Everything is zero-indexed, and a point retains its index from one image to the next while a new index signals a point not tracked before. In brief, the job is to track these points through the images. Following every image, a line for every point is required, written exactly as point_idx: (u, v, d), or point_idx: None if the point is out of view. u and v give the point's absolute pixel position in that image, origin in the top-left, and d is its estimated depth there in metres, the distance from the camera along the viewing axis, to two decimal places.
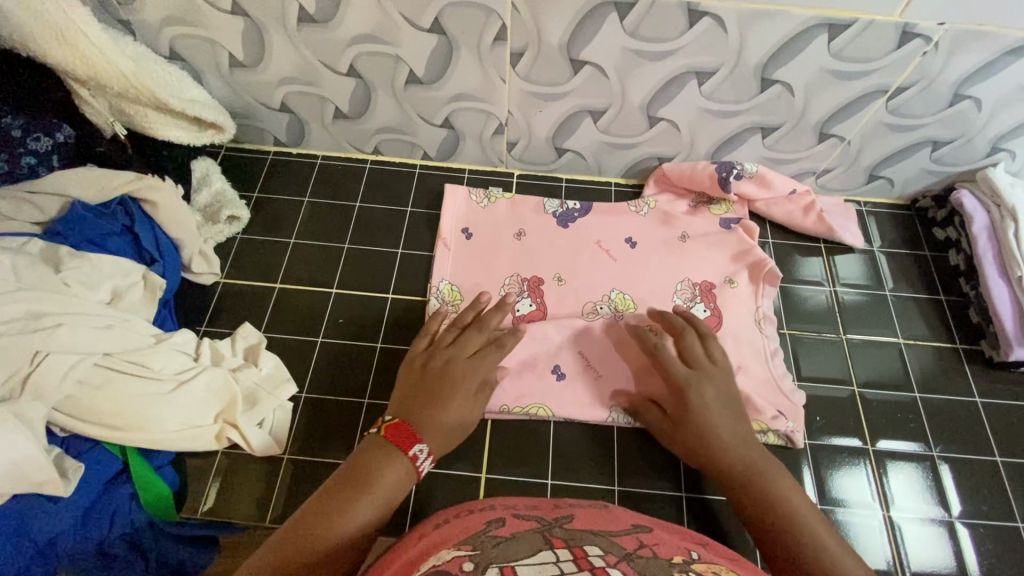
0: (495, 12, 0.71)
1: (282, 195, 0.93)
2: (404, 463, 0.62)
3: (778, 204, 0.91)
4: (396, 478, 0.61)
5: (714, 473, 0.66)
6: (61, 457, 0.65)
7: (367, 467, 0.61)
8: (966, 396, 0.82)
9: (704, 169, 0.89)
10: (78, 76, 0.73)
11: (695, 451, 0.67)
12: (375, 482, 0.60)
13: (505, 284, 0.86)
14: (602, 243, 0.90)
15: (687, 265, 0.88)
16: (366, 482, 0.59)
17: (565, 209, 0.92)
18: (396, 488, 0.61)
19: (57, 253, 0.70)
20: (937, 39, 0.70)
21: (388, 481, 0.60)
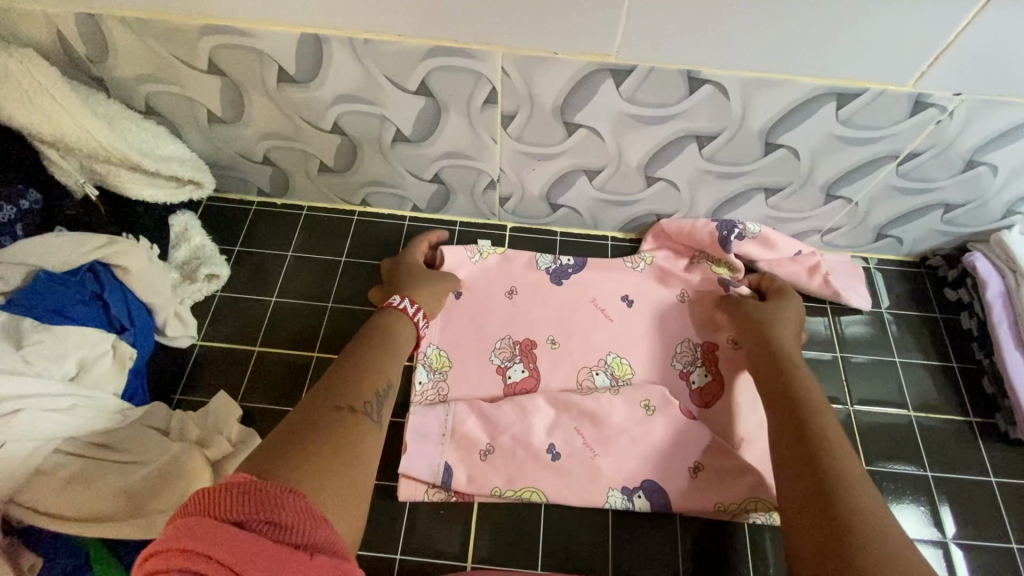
0: (485, 76, 0.67)
1: (265, 248, 0.90)
2: (401, 314, 0.74)
3: (782, 264, 0.86)
4: (404, 330, 0.73)
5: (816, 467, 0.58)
6: (16, 551, 0.61)
7: (380, 328, 0.72)
8: (981, 475, 0.78)
9: (705, 227, 0.85)
10: (44, 137, 0.70)
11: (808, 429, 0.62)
12: (392, 338, 0.71)
13: (497, 347, 0.82)
14: (598, 301, 0.86)
15: (687, 326, 0.84)
16: (387, 346, 0.69)
17: (558, 265, 0.87)
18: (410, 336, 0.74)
19: (20, 326, 0.66)
20: (952, 108, 0.67)
21: (399, 337, 0.72)
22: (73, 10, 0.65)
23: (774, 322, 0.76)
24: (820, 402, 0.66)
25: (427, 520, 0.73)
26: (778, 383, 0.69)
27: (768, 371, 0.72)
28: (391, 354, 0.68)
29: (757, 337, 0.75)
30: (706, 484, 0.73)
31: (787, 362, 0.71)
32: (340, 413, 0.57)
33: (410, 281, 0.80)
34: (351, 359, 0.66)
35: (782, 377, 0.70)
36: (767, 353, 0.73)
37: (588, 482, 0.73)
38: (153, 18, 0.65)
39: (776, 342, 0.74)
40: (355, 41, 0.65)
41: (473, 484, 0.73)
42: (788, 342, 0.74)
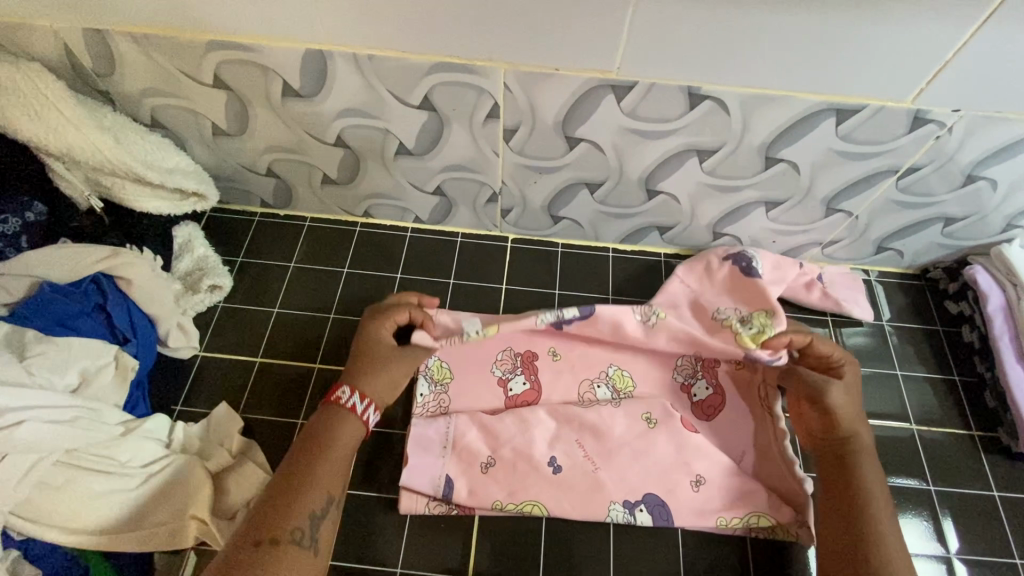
0: (487, 91, 0.68)
1: (267, 259, 0.90)
2: (346, 413, 0.68)
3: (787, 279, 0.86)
4: (348, 430, 0.67)
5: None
6: (16, 565, 0.61)
7: (321, 427, 0.67)
8: (984, 489, 0.78)
9: (723, 268, 0.85)
10: (51, 150, 0.71)
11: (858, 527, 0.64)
12: (330, 442, 0.66)
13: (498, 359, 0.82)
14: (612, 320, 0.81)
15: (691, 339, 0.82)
16: (326, 445, 0.65)
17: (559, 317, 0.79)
18: (356, 432, 0.68)
19: (22, 338, 0.67)
20: (951, 124, 0.67)
21: (344, 434, 0.67)
22: (81, 26, 0.66)
23: (839, 398, 0.71)
24: (877, 496, 0.66)
25: (428, 532, 0.72)
26: (837, 469, 0.69)
27: (830, 454, 0.70)
28: (334, 458, 0.65)
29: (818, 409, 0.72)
30: (707, 497, 0.73)
31: (850, 446, 0.69)
32: (261, 546, 0.58)
33: (360, 363, 0.72)
34: (292, 469, 0.64)
35: (844, 467, 0.69)
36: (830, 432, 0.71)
37: (590, 496, 0.73)
38: (160, 34, 0.66)
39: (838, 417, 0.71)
40: (359, 57, 0.65)
41: (474, 497, 0.73)
42: (853, 419, 0.71)
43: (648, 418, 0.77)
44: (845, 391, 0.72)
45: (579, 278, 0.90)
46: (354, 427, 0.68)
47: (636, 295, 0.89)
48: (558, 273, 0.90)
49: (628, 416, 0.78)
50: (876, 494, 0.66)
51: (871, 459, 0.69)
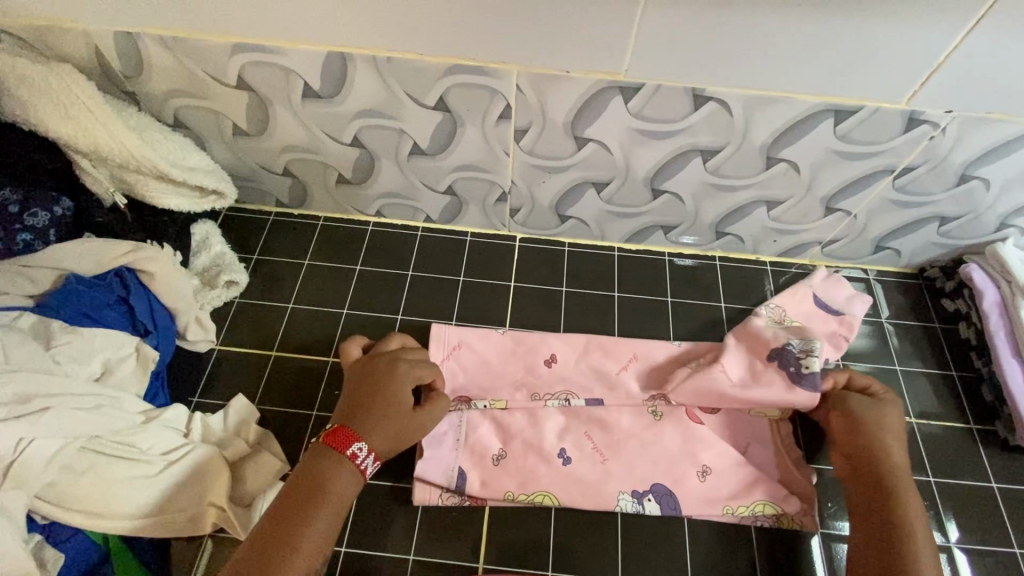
0: (500, 92, 0.71)
1: (283, 257, 0.92)
2: (350, 465, 0.62)
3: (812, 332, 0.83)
4: (346, 483, 0.62)
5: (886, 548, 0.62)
6: (40, 548, 0.61)
7: (318, 474, 0.62)
8: (983, 481, 0.79)
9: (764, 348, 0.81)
10: (80, 147, 0.74)
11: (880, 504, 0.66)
12: (325, 490, 0.60)
13: (507, 355, 0.84)
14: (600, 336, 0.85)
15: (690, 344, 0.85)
16: (317, 498, 0.60)
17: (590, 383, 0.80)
18: (351, 483, 0.62)
19: (48, 329, 0.69)
20: (945, 125, 0.70)
21: (340, 484, 0.61)
22: (112, 29, 0.69)
23: (874, 416, 0.72)
24: (919, 523, 0.64)
25: (441, 522, 0.74)
26: (874, 490, 0.67)
27: (866, 472, 0.69)
28: (327, 512, 0.60)
29: (854, 428, 0.72)
30: (714, 486, 0.75)
31: (884, 467, 0.68)
32: None
33: (375, 406, 0.66)
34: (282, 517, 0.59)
35: (879, 485, 0.67)
36: (860, 455, 0.70)
37: (598, 486, 0.75)
38: (187, 37, 0.69)
39: (873, 434, 0.70)
40: (379, 59, 0.68)
41: (486, 487, 0.75)
42: (887, 442, 0.69)
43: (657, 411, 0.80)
44: (878, 418, 0.71)
45: (586, 277, 0.92)
46: (346, 480, 0.62)
47: (641, 292, 0.91)
48: (566, 272, 0.92)
49: (636, 409, 0.80)
50: (913, 508, 0.65)
51: (908, 479, 0.67)
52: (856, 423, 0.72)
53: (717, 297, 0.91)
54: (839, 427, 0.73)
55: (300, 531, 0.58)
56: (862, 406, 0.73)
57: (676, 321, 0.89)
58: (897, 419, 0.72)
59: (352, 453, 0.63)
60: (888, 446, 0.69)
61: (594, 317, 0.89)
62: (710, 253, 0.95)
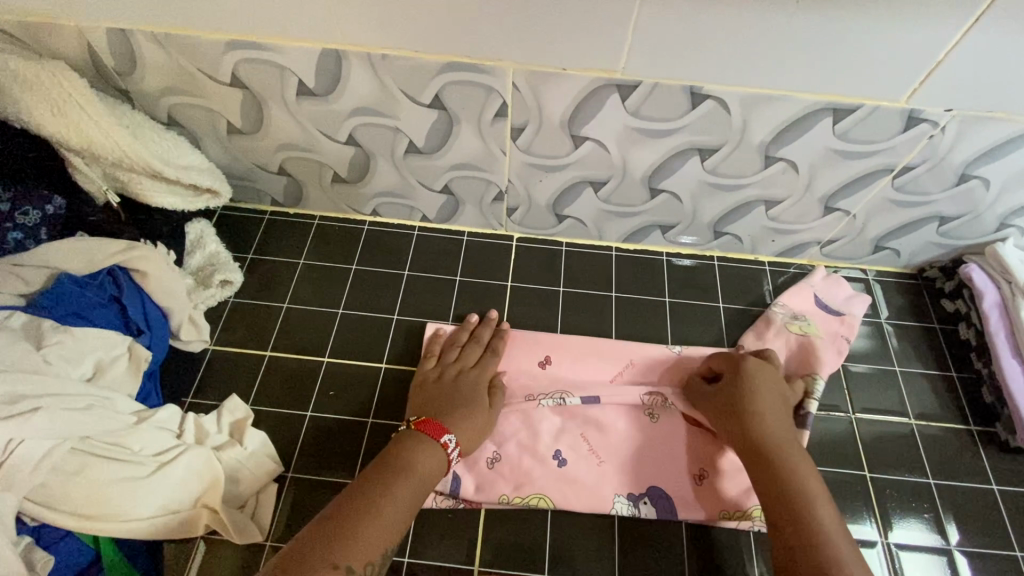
0: (496, 90, 0.70)
1: (278, 256, 0.92)
2: (439, 451, 0.67)
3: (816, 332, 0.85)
4: (434, 459, 0.66)
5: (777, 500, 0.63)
6: (29, 550, 0.60)
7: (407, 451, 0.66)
8: (982, 482, 0.79)
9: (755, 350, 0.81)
10: (72, 145, 0.73)
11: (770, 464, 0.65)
12: (415, 468, 0.64)
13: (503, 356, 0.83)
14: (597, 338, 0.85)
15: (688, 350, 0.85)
16: (404, 475, 0.63)
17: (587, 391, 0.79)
18: (435, 467, 0.66)
19: (40, 328, 0.68)
20: (945, 123, 0.69)
21: (424, 466, 0.65)
22: (104, 25, 0.69)
23: (742, 397, 0.71)
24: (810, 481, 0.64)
25: (435, 525, 0.73)
26: (759, 472, 0.66)
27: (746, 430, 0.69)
28: (412, 489, 0.63)
29: (733, 409, 0.71)
30: (711, 490, 0.75)
31: (766, 443, 0.67)
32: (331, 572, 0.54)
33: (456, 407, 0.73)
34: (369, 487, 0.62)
35: (768, 464, 0.65)
36: (744, 436, 0.69)
37: (594, 488, 0.74)
38: (180, 34, 0.68)
39: (742, 415, 0.70)
40: (373, 56, 0.68)
41: (481, 490, 0.74)
42: (765, 413, 0.70)
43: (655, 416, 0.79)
44: (758, 381, 0.73)
45: (583, 278, 0.92)
46: (436, 462, 0.67)
47: (638, 293, 0.91)
48: (562, 272, 0.92)
49: (632, 411, 0.80)
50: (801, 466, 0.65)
51: (796, 454, 0.66)
52: (731, 401, 0.72)
53: (715, 297, 0.91)
54: (714, 411, 0.74)
55: (387, 498, 0.61)
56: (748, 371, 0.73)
57: (673, 321, 0.88)
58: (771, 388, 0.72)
59: (444, 441, 0.68)
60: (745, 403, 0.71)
61: (591, 318, 0.88)
62: (708, 253, 0.94)
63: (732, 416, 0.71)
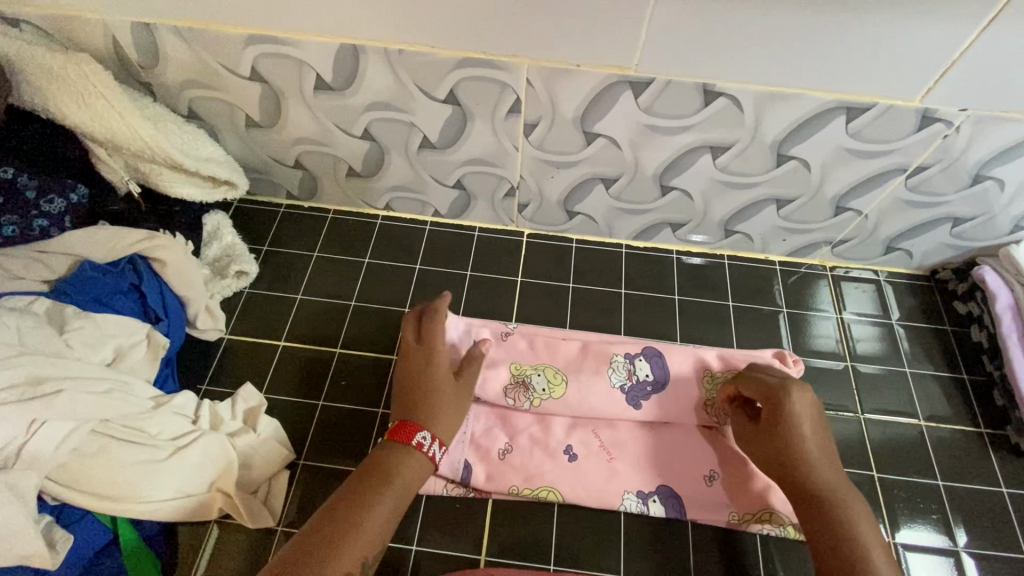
0: (510, 86, 0.71)
1: (292, 249, 0.93)
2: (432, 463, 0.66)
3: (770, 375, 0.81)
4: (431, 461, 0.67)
5: (840, 549, 0.60)
6: (50, 528, 0.62)
7: (402, 451, 0.65)
8: (992, 485, 0.78)
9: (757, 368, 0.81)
10: (95, 136, 0.75)
11: (820, 518, 0.62)
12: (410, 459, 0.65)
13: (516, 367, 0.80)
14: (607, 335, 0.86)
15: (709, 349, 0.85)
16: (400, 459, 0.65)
17: (634, 382, 0.80)
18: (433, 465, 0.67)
19: (63, 313, 0.71)
20: (959, 123, 0.69)
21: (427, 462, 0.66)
22: (129, 19, 0.70)
23: (784, 444, 0.66)
24: (864, 527, 0.61)
25: (441, 514, 0.74)
26: (816, 518, 0.63)
27: (794, 490, 0.65)
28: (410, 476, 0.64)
29: (785, 461, 0.66)
30: (723, 491, 0.75)
31: (823, 490, 0.64)
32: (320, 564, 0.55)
33: (455, 413, 0.70)
34: (349, 500, 0.60)
35: (828, 515, 0.62)
36: (799, 484, 0.65)
37: (604, 483, 0.75)
38: (203, 28, 0.70)
39: (796, 467, 0.65)
40: (390, 52, 0.69)
41: (492, 481, 0.75)
42: (816, 459, 0.65)
43: (641, 373, 0.80)
44: (808, 428, 0.66)
45: (593, 275, 0.92)
46: (420, 476, 0.65)
47: (649, 290, 0.91)
48: (572, 269, 0.92)
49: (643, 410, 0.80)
50: (856, 511, 0.62)
51: (847, 490, 0.64)
52: (782, 453, 0.66)
53: (725, 296, 0.91)
54: (761, 459, 0.68)
55: (356, 527, 0.59)
56: (796, 408, 0.66)
57: (683, 319, 0.89)
58: (815, 418, 0.67)
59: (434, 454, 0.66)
60: (811, 461, 0.65)
61: (601, 314, 0.89)
62: (718, 252, 0.94)
63: (778, 464, 0.66)
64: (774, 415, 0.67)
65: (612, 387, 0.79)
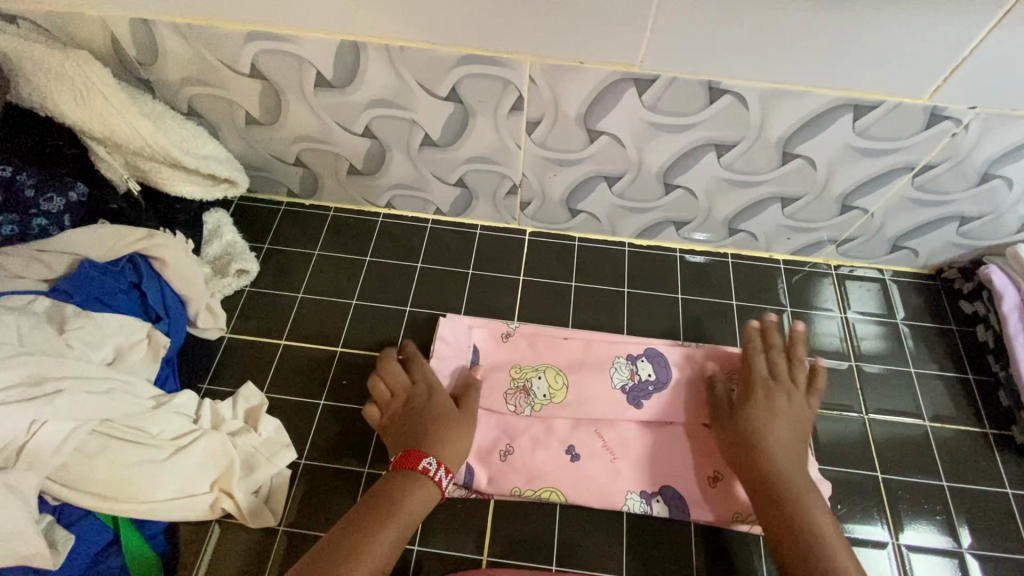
0: (512, 83, 0.70)
1: (293, 247, 0.93)
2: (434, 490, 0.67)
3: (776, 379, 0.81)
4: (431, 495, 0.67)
5: (784, 517, 0.63)
6: (51, 528, 0.62)
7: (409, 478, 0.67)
8: (997, 486, 0.78)
9: None
10: (94, 133, 0.75)
11: (772, 492, 0.65)
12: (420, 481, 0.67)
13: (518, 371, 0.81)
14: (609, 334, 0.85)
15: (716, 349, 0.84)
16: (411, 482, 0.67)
17: (636, 381, 0.80)
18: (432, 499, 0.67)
19: (63, 313, 0.70)
20: (967, 121, 0.68)
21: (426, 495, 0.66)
22: (127, 16, 0.70)
23: (751, 424, 0.71)
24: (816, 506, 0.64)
25: (443, 514, 0.74)
26: (767, 491, 0.66)
27: (748, 463, 0.69)
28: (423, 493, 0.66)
29: (748, 438, 0.70)
30: (727, 492, 0.74)
31: (774, 468, 0.67)
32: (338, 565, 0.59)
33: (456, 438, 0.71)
34: (367, 508, 0.64)
35: (780, 495, 0.65)
36: (755, 457, 0.68)
37: (606, 483, 0.75)
38: (201, 24, 0.69)
39: (758, 448, 0.69)
40: (392, 48, 0.68)
41: (494, 483, 0.75)
42: (781, 444, 0.69)
43: (643, 373, 0.81)
44: (783, 413, 0.71)
45: (596, 273, 0.91)
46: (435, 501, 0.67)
47: (652, 289, 0.91)
48: (574, 268, 0.92)
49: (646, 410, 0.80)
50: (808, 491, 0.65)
51: (801, 473, 0.67)
52: (747, 429, 0.70)
53: (728, 295, 0.90)
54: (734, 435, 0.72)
55: (378, 535, 0.62)
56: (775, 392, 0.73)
57: (687, 318, 0.88)
58: (793, 405, 0.72)
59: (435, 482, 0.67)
60: (769, 439, 0.69)
61: (604, 313, 0.88)
62: (721, 250, 0.93)
63: (741, 440, 0.70)
64: (749, 395, 0.73)
65: (614, 388, 0.80)
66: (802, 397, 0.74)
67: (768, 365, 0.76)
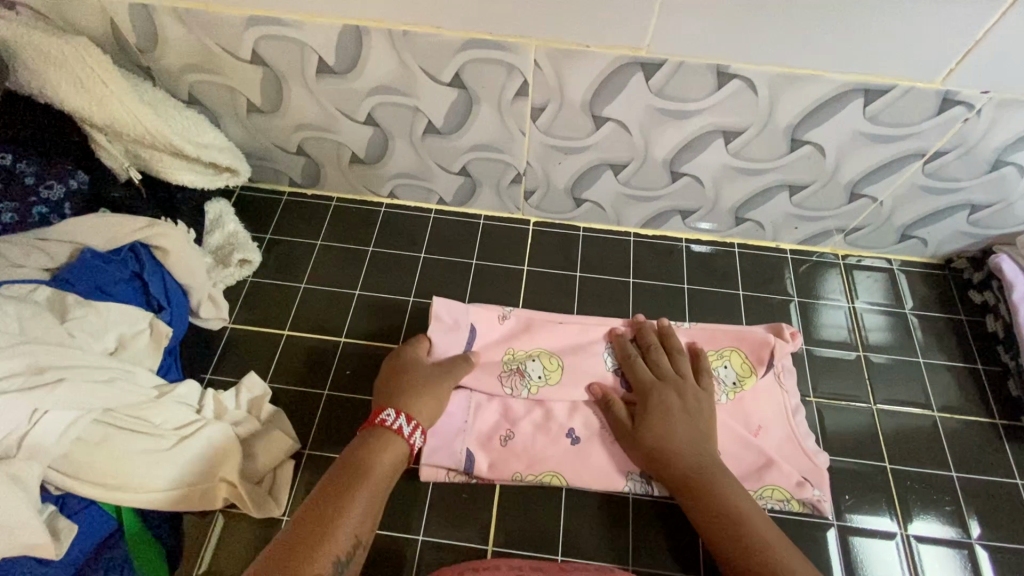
0: (517, 68, 0.69)
1: (295, 237, 0.92)
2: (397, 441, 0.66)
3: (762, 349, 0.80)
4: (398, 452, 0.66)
5: (729, 525, 0.62)
6: (54, 517, 0.61)
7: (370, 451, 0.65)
8: (1007, 476, 0.77)
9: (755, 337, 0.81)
10: (93, 121, 0.74)
11: (715, 502, 0.64)
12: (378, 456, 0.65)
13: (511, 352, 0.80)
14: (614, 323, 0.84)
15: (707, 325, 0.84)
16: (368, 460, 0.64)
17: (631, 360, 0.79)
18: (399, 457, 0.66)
19: (64, 301, 0.69)
20: (980, 107, 0.67)
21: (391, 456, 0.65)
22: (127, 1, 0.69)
23: (652, 433, 0.70)
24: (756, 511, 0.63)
25: (447, 504, 0.73)
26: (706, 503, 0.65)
27: (666, 472, 0.68)
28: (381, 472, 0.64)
29: (652, 447, 0.69)
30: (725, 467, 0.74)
31: (705, 472, 0.66)
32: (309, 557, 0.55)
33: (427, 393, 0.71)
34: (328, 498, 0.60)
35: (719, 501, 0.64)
36: (662, 463, 0.68)
37: (608, 467, 0.74)
38: (202, 9, 0.68)
39: (660, 454, 0.69)
40: (395, 33, 0.67)
41: (495, 468, 0.74)
42: (682, 446, 0.69)
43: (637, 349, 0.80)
44: (670, 413, 0.71)
45: (601, 263, 0.91)
46: (398, 454, 0.66)
47: (658, 279, 0.90)
48: (579, 258, 0.91)
49: None
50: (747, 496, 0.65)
51: (729, 478, 0.66)
52: (650, 436, 0.70)
53: (734, 285, 0.89)
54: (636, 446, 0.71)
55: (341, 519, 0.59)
56: (662, 393, 0.73)
57: (693, 308, 0.87)
58: (679, 406, 0.72)
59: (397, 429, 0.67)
60: (670, 444, 0.69)
61: (609, 303, 0.88)
62: (727, 240, 0.92)
63: (649, 447, 0.70)
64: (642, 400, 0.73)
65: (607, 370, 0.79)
66: (692, 390, 0.74)
67: (652, 368, 0.76)
